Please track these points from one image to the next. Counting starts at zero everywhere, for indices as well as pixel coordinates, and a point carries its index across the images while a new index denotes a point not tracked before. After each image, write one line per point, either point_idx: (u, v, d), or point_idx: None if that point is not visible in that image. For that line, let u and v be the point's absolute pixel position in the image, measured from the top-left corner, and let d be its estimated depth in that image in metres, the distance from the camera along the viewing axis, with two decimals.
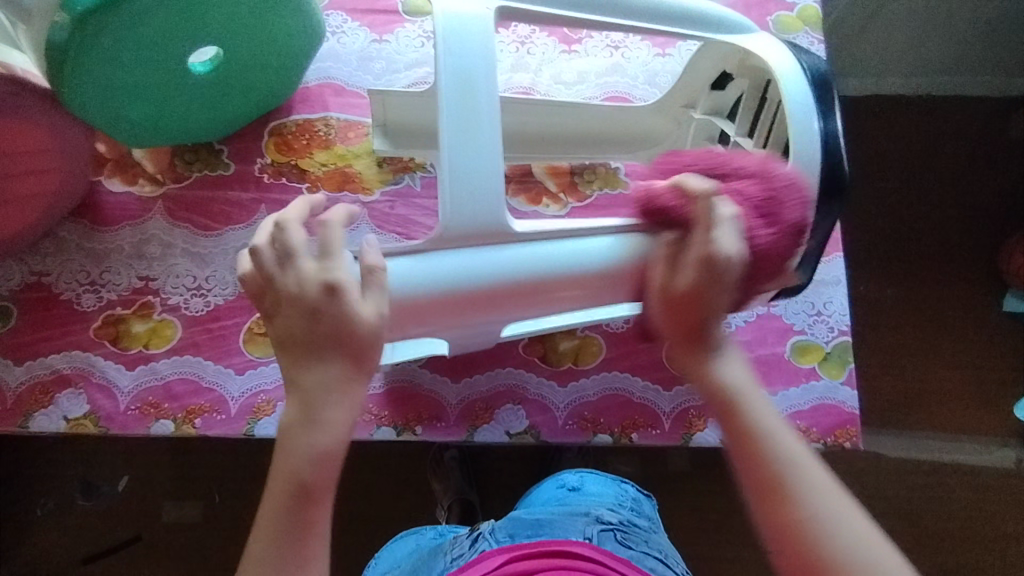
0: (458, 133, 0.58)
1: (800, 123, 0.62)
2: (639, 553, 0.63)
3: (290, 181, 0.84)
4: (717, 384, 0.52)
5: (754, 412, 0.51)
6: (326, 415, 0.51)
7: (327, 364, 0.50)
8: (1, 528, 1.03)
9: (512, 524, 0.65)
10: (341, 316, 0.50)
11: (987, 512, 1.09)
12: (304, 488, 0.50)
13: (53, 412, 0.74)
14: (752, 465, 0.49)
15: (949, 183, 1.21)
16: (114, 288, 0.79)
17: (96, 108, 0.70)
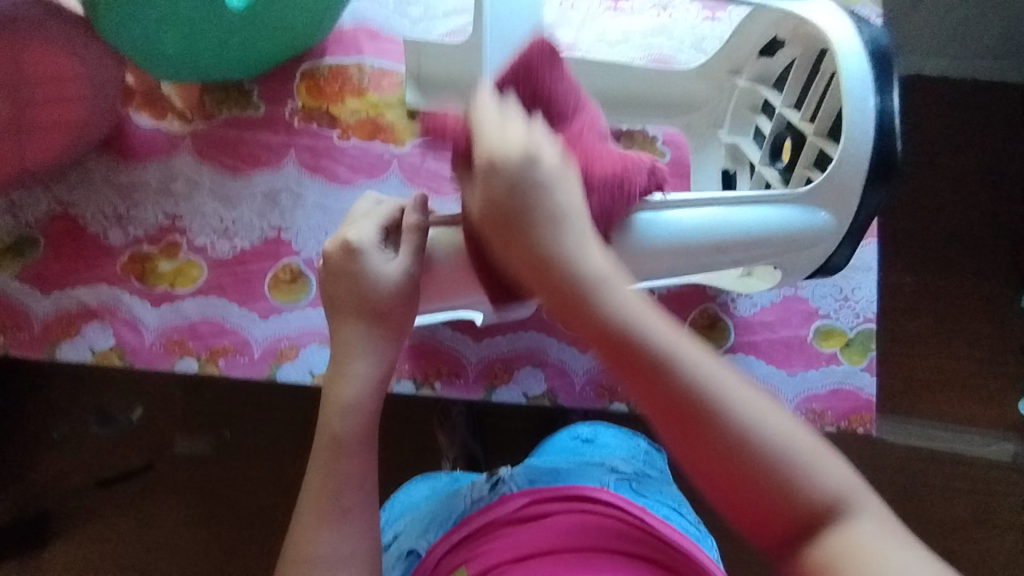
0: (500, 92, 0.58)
1: (855, 103, 0.60)
2: (655, 501, 0.64)
3: (321, 127, 0.82)
4: (559, 270, 0.48)
5: (616, 304, 0.48)
6: (355, 365, 0.53)
7: (357, 320, 0.53)
8: (22, 448, 1.06)
9: (530, 471, 0.64)
10: (366, 276, 0.53)
11: (980, 502, 1.11)
12: (337, 441, 0.52)
13: (79, 343, 0.75)
14: (645, 387, 0.47)
15: (987, 173, 1.18)
16: (141, 225, 0.79)
17: (124, 24, 0.67)
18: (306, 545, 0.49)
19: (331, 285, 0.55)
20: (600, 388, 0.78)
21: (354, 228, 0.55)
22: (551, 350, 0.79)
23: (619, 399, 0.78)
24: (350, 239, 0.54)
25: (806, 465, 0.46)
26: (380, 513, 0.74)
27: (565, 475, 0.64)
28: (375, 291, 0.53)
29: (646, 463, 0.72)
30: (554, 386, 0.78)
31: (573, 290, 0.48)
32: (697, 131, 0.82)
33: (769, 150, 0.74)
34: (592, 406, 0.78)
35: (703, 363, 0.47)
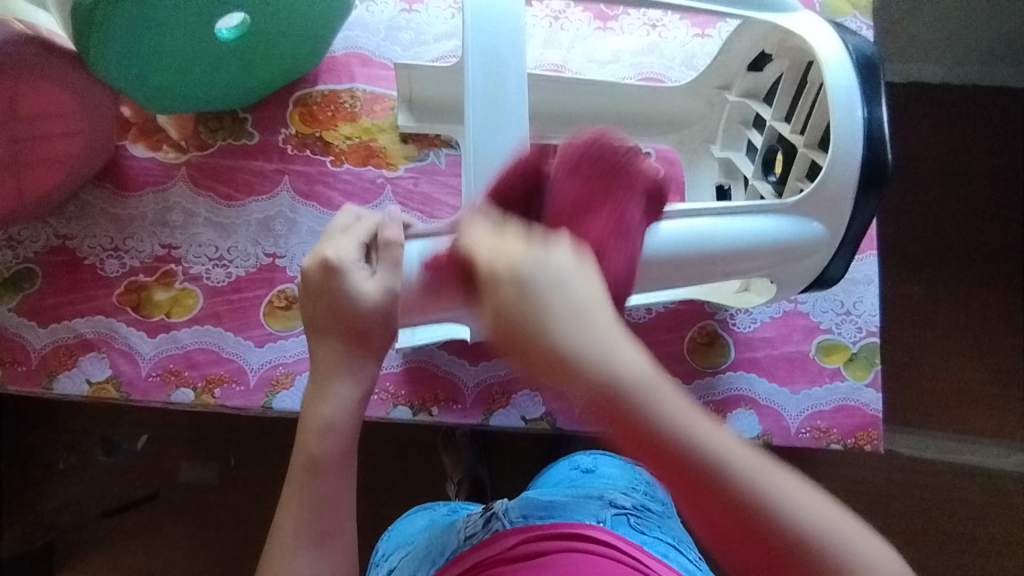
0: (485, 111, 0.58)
1: (843, 116, 0.59)
2: (653, 539, 0.61)
3: (314, 153, 0.83)
4: (562, 356, 0.40)
5: (635, 389, 0.41)
6: (337, 389, 0.51)
7: (337, 341, 0.51)
8: (25, 479, 1.06)
9: (524, 505, 0.62)
10: (347, 296, 0.51)
11: (1000, 517, 1.07)
12: (313, 464, 0.49)
13: (77, 375, 0.75)
14: (706, 512, 0.41)
15: (991, 181, 1.17)
16: (137, 255, 0.79)
17: (118, 59, 0.67)
18: (281, 565, 0.47)
19: (310, 303, 0.52)
20: None
21: (332, 243, 0.53)
22: None
23: None
24: (328, 256, 0.52)
25: (842, 536, 0.42)
26: (378, 544, 0.74)
27: (561, 509, 0.61)
28: (355, 312, 0.51)
29: (647, 496, 0.70)
30: (553, 408, 0.77)
31: (591, 387, 0.41)
32: (690, 146, 0.81)
33: (762, 163, 0.73)
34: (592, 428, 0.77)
35: (769, 474, 0.42)
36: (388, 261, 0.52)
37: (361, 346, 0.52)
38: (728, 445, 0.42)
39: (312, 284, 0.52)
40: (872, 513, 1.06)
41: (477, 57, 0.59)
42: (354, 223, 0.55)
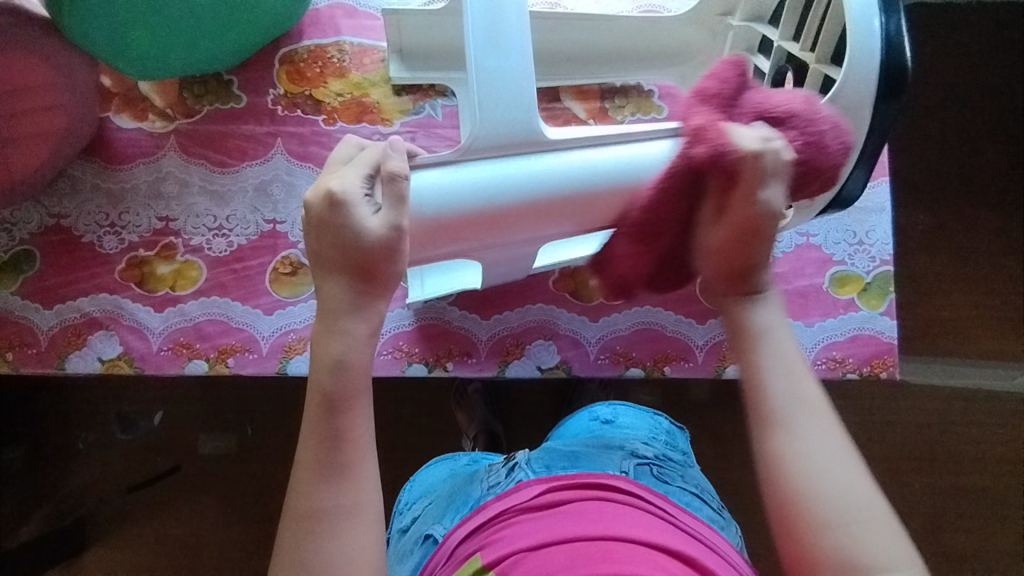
0: (484, 31, 0.53)
1: (860, 24, 0.57)
2: (676, 487, 0.63)
3: (306, 113, 0.80)
4: (744, 319, 0.52)
5: (780, 356, 0.51)
6: (346, 326, 0.50)
7: (342, 279, 0.50)
8: (49, 460, 1.07)
9: (547, 456, 0.64)
10: (349, 230, 0.49)
11: (1008, 436, 1.09)
12: (332, 399, 0.48)
13: (87, 353, 0.75)
14: (754, 392, 0.50)
15: (1001, 100, 1.13)
16: (135, 230, 0.77)
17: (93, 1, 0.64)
18: (305, 501, 0.47)
19: (315, 238, 0.50)
20: (615, 354, 0.77)
21: (335, 175, 0.50)
22: (562, 321, 0.77)
23: (634, 364, 0.77)
24: (333, 188, 0.49)
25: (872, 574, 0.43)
26: (399, 496, 0.74)
27: (583, 460, 0.64)
28: (360, 249, 0.49)
29: (667, 445, 0.72)
30: (568, 356, 0.77)
31: (751, 333, 0.51)
32: (693, 80, 0.79)
33: (770, 88, 0.70)
34: (608, 373, 0.77)
35: (822, 424, 0.48)
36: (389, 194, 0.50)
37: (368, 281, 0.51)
38: (828, 442, 0.47)
39: (315, 217, 0.50)
40: (882, 440, 1.08)
41: None
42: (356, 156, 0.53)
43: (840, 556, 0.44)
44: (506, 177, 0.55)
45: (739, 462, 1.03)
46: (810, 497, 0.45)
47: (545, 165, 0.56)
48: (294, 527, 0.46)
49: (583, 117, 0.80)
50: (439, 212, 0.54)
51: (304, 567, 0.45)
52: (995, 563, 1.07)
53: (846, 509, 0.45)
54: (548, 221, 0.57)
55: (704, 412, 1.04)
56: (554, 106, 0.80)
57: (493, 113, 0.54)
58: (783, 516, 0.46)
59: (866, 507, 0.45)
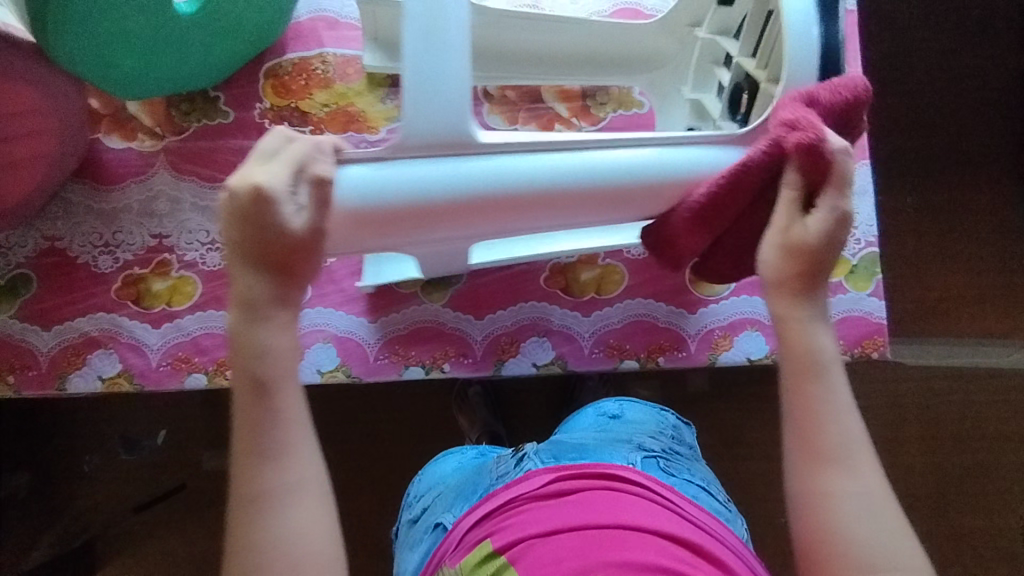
0: (423, 34, 0.54)
1: (801, 38, 0.58)
2: (683, 480, 0.63)
3: (293, 125, 0.81)
4: (801, 343, 0.50)
5: (834, 387, 0.49)
6: (271, 316, 0.48)
7: (264, 273, 0.48)
8: (55, 483, 1.08)
9: (555, 447, 0.65)
10: (273, 227, 0.46)
11: (1005, 411, 1.10)
12: (261, 383, 0.47)
13: (87, 373, 0.76)
14: (805, 423, 0.48)
15: (984, 79, 1.14)
16: (128, 248, 0.78)
17: (81, 34, 0.64)
18: (250, 484, 0.46)
19: (235, 230, 0.47)
20: (609, 347, 0.78)
21: (260, 168, 0.46)
22: (555, 317, 0.78)
23: (629, 356, 0.78)
24: (259, 182, 0.45)
25: None
26: (409, 489, 0.75)
27: (592, 451, 0.64)
28: (283, 246, 0.47)
29: (674, 439, 0.72)
30: (563, 352, 0.78)
31: (808, 358, 0.49)
32: (660, 88, 0.80)
33: (728, 103, 0.71)
34: (602, 367, 0.78)
35: (872, 469, 0.47)
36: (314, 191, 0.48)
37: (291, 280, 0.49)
38: (866, 481, 0.47)
39: (235, 209, 0.46)
40: (881, 421, 1.09)
41: None
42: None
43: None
44: (437, 175, 0.55)
45: (740, 450, 1.04)
46: (852, 540, 0.45)
47: (476, 170, 0.56)
48: (241, 511, 0.46)
49: (565, 115, 0.83)
50: (374, 208, 0.55)
51: (256, 548, 0.45)
52: (999, 537, 1.09)
53: (874, 547, 0.45)
54: (473, 220, 0.57)
55: (703, 401, 1.05)
56: (537, 106, 0.83)
57: (428, 113, 0.54)
58: (812, 543, 0.46)
59: (909, 557, 0.45)
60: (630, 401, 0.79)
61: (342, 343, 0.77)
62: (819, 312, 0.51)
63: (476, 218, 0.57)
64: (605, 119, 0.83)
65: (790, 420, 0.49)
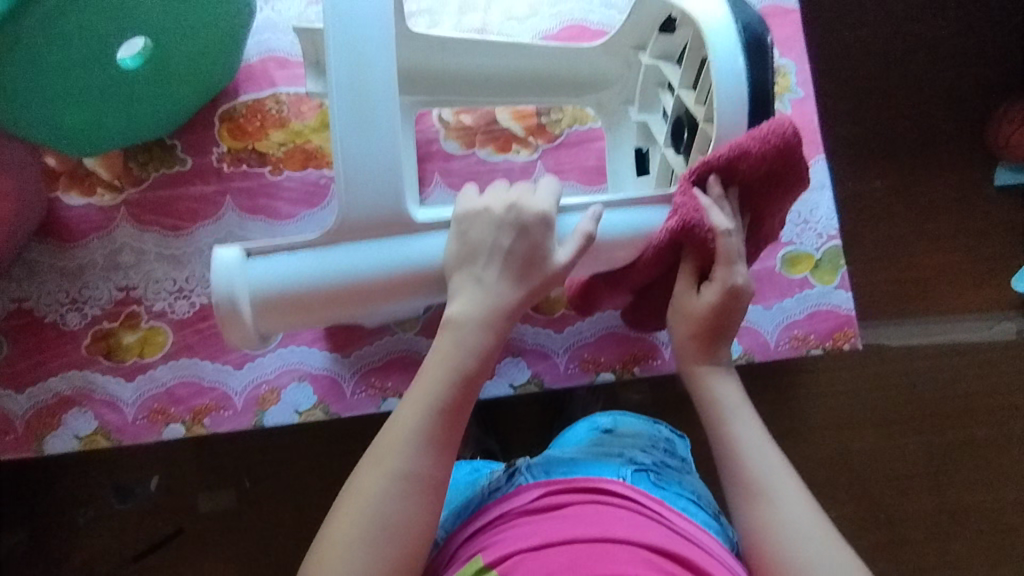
0: (349, 108, 0.55)
1: (728, 78, 0.59)
2: (671, 493, 0.64)
3: (251, 167, 0.81)
4: (713, 398, 0.61)
5: (738, 434, 0.59)
6: (469, 331, 0.56)
7: (511, 284, 0.57)
8: (47, 542, 1.05)
9: (546, 461, 0.64)
10: (538, 248, 0.57)
11: (989, 385, 1.11)
12: (465, 381, 0.55)
13: (64, 432, 0.75)
14: (730, 461, 0.58)
15: (934, 61, 1.16)
16: (96, 303, 0.78)
17: (32, 104, 0.65)
18: (393, 455, 0.52)
19: (485, 234, 0.57)
20: (584, 362, 0.78)
21: (528, 197, 0.59)
22: (527, 336, 0.79)
23: (604, 369, 0.78)
24: (523, 209, 0.58)
25: None
26: None
27: (582, 465, 0.64)
28: (525, 264, 0.57)
29: (666, 453, 0.72)
30: (539, 370, 0.78)
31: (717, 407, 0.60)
32: (608, 108, 0.81)
33: (671, 130, 0.72)
34: (579, 381, 0.79)
35: (791, 486, 0.55)
36: (535, 223, 0.57)
37: (520, 305, 0.57)
38: (786, 490, 0.55)
39: (505, 220, 0.57)
40: (869, 406, 1.09)
41: (337, 48, 0.55)
42: (236, 264, 0.56)
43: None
44: (369, 258, 0.57)
45: None
46: (786, 553, 0.52)
47: (404, 249, 0.58)
48: (372, 466, 0.52)
49: (521, 135, 0.85)
50: (301, 289, 0.57)
51: (371, 506, 0.50)
52: (995, 510, 1.09)
53: (806, 546, 0.52)
54: (393, 297, 0.59)
55: (691, 402, 1.05)
56: (493, 127, 0.85)
57: (360, 191, 0.55)
58: (757, 556, 0.53)
59: (841, 554, 0.52)
60: (621, 412, 0.79)
61: (317, 380, 0.77)
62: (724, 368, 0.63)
63: (400, 295, 0.59)
64: (562, 135, 0.86)
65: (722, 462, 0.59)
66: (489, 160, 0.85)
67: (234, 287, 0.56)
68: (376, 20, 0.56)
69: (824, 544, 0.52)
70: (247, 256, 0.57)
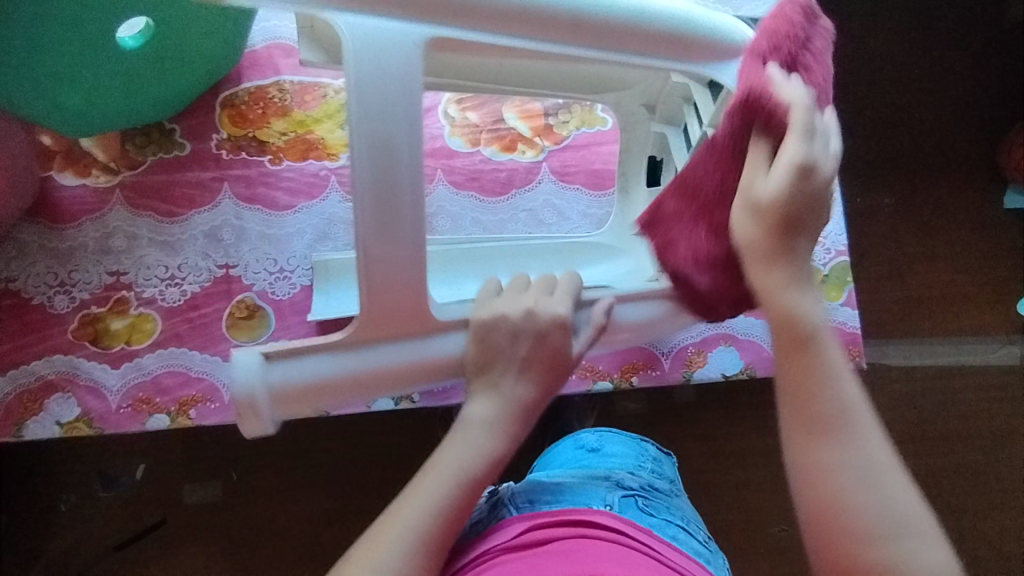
0: (376, 216, 0.50)
1: None
2: (661, 520, 0.61)
3: (250, 155, 0.80)
4: (786, 316, 0.52)
5: (821, 344, 0.51)
6: (473, 433, 0.55)
7: (530, 383, 0.56)
8: (25, 529, 1.02)
9: (531, 489, 0.62)
10: (562, 351, 0.57)
11: (992, 409, 1.09)
12: (463, 478, 0.53)
13: (45, 418, 0.73)
14: (797, 399, 0.50)
15: (948, 80, 1.14)
16: (85, 287, 0.76)
17: (26, 82, 0.63)
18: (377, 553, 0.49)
19: (505, 338, 0.56)
20: (582, 369, 0.76)
21: (550, 299, 0.57)
22: None
23: (602, 378, 0.77)
24: (544, 312, 0.56)
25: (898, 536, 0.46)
26: None
27: (567, 491, 0.61)
28: (546, 363, 0.56)
29: (653, 474, 0.71)
30: None
31: (797, 334, 0.51)
32: (626, 109, 0.75)
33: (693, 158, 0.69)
34: (577, 389, 0.77)
35: (887, 466, 0.48)
36: (553, 327, 0.56)
37: (535, 404, 0.57)
38: (866, 429, 0.49)
39: (525, 324, 0.56)
40: None
41: (363, 148, 0.49)
42: (255, 368, 0.52)
43: (892, 565, 0.46)
44: (392, 359, 0.55)
45: (727, 463, 1.02)
46: (865, 521, 0.46)
47: (427, 347, 0.55)
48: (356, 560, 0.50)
49: (528, 135, 0.84)
50: (319, 382, 0.54)
51: None
52: (994, 537, 1.07)
53: (879, 491, 0.47)
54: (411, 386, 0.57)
55: (688, 414, 1.03)
56: (499, 125, 0.84)
57: (384, 296, 0.53)
58: (807, 494, 0.49)
59: (918, 521, 0.47)
60: (608, 427, 0.78)
61: None
62: (806, 275, 0.53)
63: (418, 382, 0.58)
64: (569, 137, 0.85)
65: (783, 403, 0.51)
66: (494, 159, 0.83)
67: (253, 391, 0.52)
68: (406, 119, 0.50)
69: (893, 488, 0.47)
70: (264, 359, 0.53)
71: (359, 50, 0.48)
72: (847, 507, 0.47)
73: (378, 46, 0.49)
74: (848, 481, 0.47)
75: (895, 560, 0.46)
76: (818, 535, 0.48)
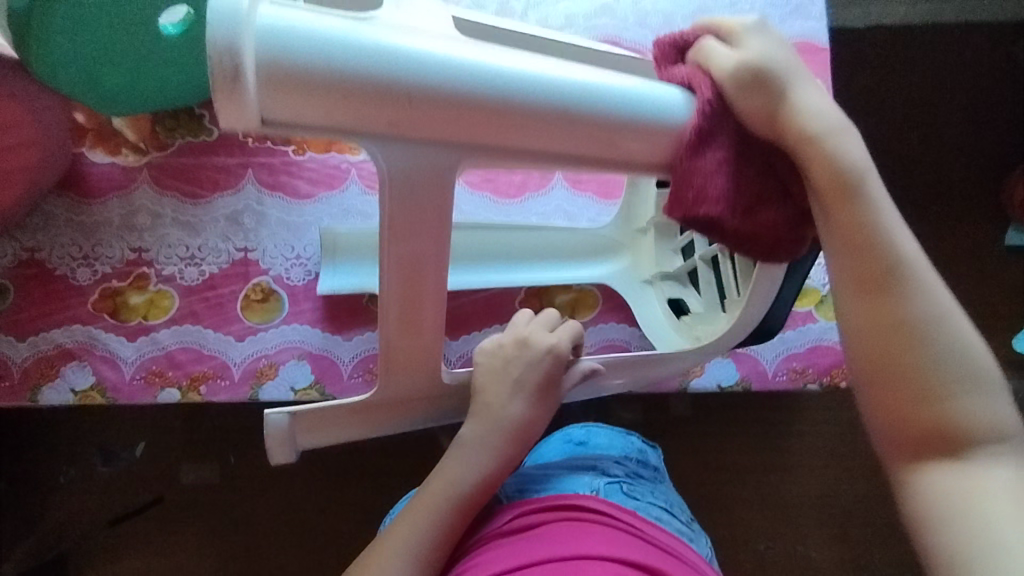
0: (402, 313, 0.56)
1: None
2: (646, 503, 0.64)
3: (275, 144, 0.83)
4: (832, 170, 0.50)
5: (872, 203, 0.50)
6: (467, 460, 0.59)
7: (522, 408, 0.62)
8: (25, 497, 1.04)
9: (521, 480, 0.65)
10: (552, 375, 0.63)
11: None
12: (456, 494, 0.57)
13: (60, 385, 0.75)
14: (855, 262, 0.50)
15: (955, 116, 1.17)
16: (107, 261, 0.79)
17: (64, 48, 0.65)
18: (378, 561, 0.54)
19: (504, 364, 0.62)
20: None
21: (546, 335, 0.64)
22: None
23: None
24: (542, 344, 0.63)
25: (961, 378, 0.49)
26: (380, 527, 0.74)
27: (554, 482, 0.63)
28: (539, 387, 0.62)
29: (639, 463, 0.73)
30: None
31: (844, 187, 0.50)
32: None
33: None
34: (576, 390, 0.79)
35: (946, 307, 0.50)
36: (547, 358, 0.63)
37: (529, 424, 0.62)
38: (922, 277, 0.50)
39: (527, 352, 0.63)
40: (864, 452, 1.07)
41: (393, 261, 0.53)
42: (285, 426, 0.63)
43: (960, 412, 0.49)
44: (400, 414, 0.66)
45: (717, 475, 1.04)
46: (933, 371, 0.49)
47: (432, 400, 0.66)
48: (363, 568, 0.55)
49: None
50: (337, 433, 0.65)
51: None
52: None
53: (936, 332, 0.49)
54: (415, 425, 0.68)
55: (682, 425, 1.05)
56: None
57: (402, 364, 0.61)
58: (876, 367, 0.50)
59: (985, 370, 0.50)
60: (594, 423, 0.79)
61: (317, 359, 0.78)
62: (835, 120, 0.51)
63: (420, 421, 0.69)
64: None
65: (834, 263, 0.51)
66: None
67: (284, 440, 0.64)
68: (435, 240, 0.53)
69: (948, 324, 0.50)
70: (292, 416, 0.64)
71: (397, 181, 0.50)
72: (912, 362, 0.49)
73: (411, 166, 0.49)
74: (914, 328, 0.49)
75: (963, 408, 0.49)
76: (880, 384, 0.50)
